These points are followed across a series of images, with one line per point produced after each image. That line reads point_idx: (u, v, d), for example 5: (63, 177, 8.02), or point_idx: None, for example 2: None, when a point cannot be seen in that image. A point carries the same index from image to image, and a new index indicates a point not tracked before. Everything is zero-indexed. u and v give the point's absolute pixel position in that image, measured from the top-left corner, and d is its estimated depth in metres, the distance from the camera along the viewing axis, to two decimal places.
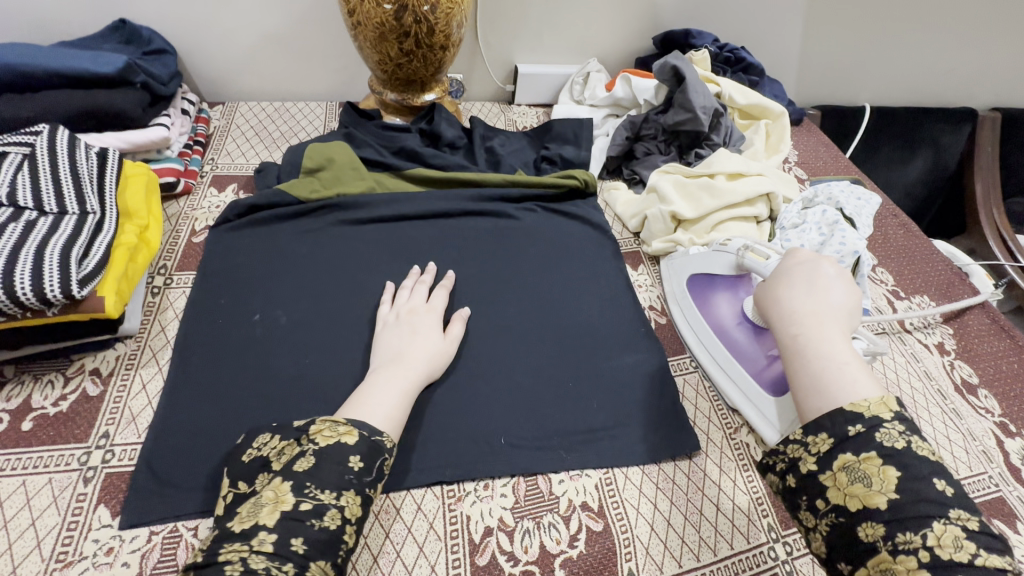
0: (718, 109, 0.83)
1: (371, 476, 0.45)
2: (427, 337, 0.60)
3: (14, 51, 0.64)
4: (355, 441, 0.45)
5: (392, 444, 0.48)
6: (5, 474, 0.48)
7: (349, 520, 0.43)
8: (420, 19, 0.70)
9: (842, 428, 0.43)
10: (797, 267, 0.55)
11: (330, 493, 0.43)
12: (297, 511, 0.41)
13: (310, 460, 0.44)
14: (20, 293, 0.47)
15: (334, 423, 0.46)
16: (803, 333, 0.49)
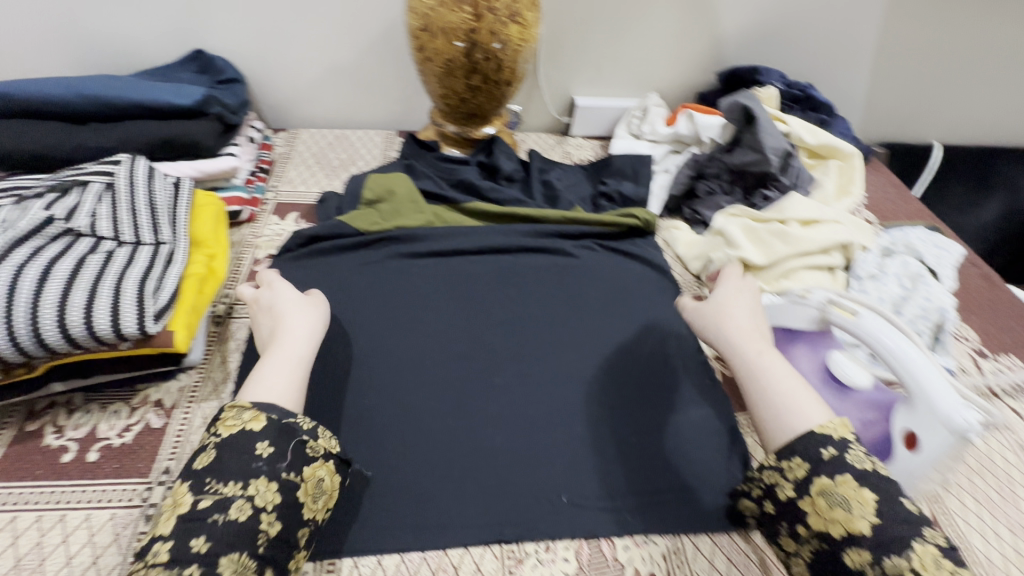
0: (789, 150, 0.80)
1: (285, 461, 0.45)
2: (292, 310, 0.58)
3: (101, 83, 0.67)
4: (262, 428, 0.46)
5: (310, 426, 0.49)
6: (69, 507, 0.48)
7: (261, 508, 0.43)
8: (490, 56, 0.70)
9: (815, 452, 0.45)
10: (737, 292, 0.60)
11: (235, 484, 0.43)
12: (196, 510, 0.42)
13: (210, 453, 0.45)
14: (98, 328, 0.47)
15: (240, 410, 0.47)
16: (761, 353, 0.53)
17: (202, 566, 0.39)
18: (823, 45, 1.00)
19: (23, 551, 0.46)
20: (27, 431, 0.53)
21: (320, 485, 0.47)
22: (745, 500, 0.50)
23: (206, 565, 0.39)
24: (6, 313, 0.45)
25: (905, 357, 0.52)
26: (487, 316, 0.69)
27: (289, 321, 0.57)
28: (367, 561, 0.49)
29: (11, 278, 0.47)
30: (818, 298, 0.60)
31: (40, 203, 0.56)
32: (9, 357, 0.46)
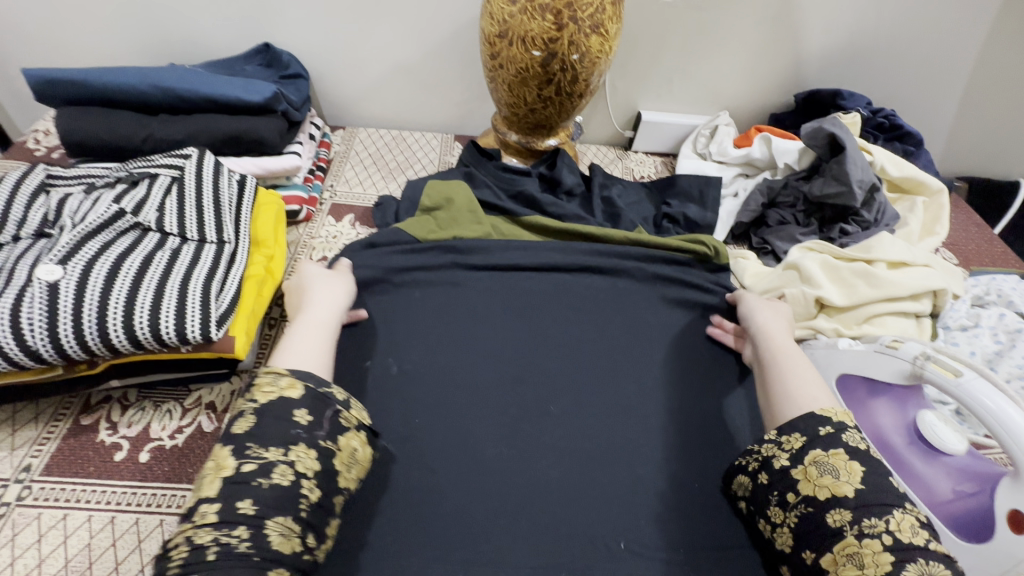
0: (875, 184, 0.75)
1: (323, 429, 0.44)
2: (320, 280, 0.59)
3: (173, 74, 0.66)
4: (299, 395, 0.44)
5: (343, 397, 0.47)
6: (120, 509, 0.47)
7: (304, 474, 0.41)
8: (567, 67, 0.67)
9: (814, 428, 0.47)
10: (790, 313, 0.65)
11: (276, 450, 0.41)
12: (240, 472, 0.40)
13: (251, 418, 0.43)
14: (163, 332, 0.46)
15: (276, 377, 0.45)
16: (784, 346, 0.58)
17: (250, 529, 0.37)
18: (909, 71, 0.94)
19: (73, 552, 0.45)
20: (82, 424, 0.52)
21: (354, 455, 0.45)
22: (738, 477, 0.51)
23: (254, 527, 0.38)
24: (74, 310, 0.45)
25: (1009, 421, 0.47)
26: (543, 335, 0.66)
27: (321, 287, 0.58)
28: None
29: (81, 273, 0.47)
30: (911, 350, 0.56)
31: (109, 194, 0.56)
32: (74, 354, 0.45)
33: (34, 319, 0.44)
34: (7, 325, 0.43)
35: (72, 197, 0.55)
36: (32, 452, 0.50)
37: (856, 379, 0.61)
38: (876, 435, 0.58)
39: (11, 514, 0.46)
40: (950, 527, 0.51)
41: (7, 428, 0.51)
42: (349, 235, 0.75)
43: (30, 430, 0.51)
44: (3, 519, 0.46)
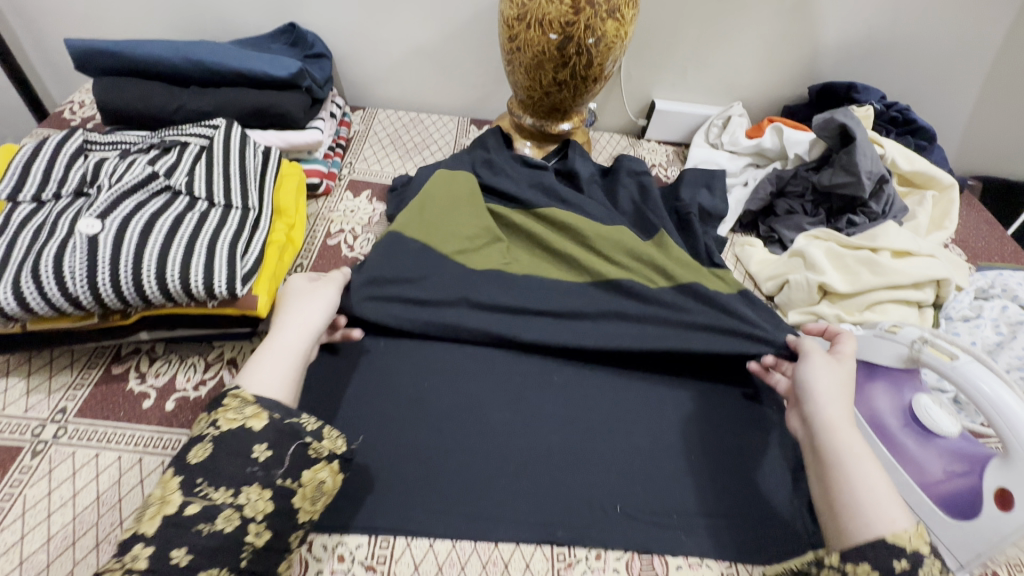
0: (884, 176, 0.75)
1: (282, 467, 0.41)
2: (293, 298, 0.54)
3: (205, 48, 0.69)
4: (262, 427, 0.42)
5: (315, 427, 0.44)
6: (146, 451, 0.51)
7: (253, 518, 0.39)
8: (583, 51, 0.68)
9: (888, 563, 0.39)
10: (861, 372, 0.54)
11: (226, 490, 0.39)
12: (181, 515, 0.38)
13: (207, 446, 0.41)
14: (192, 286, 0.49)
15: (242, 404, 0.43)
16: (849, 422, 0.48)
17: None
18: (926, 67, 0.94)
19: (104, 487, 0.48)
20: (113, 373, 0.56)
21: (321, 487, 0.43)
22: None
23: None
24: (112, 261, 0.48)
25: (1002, 405, 0.49)
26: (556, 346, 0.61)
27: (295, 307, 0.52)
28: (419, 544, 0.49)
29: (118, 228, 0.50)
30: (909, 334, 0.57)
31: (143, 158, 0.59)
32: (110, 302, 0.48)
33: (75, 268, 0.47)
34: (50, 272, 0.46)
35: (108, 160, 0.58)
36: (67, 396, 0.53)
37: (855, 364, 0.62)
38: (871, 416, 0.59)
39: (48, 451, 0.50)
40: (941, 506, 0.52)
41: (44, 373, 0.55)
42: (365, 210, 0.77)
43: (66, 376, 0.55)
44: (41, 455, 0.49)
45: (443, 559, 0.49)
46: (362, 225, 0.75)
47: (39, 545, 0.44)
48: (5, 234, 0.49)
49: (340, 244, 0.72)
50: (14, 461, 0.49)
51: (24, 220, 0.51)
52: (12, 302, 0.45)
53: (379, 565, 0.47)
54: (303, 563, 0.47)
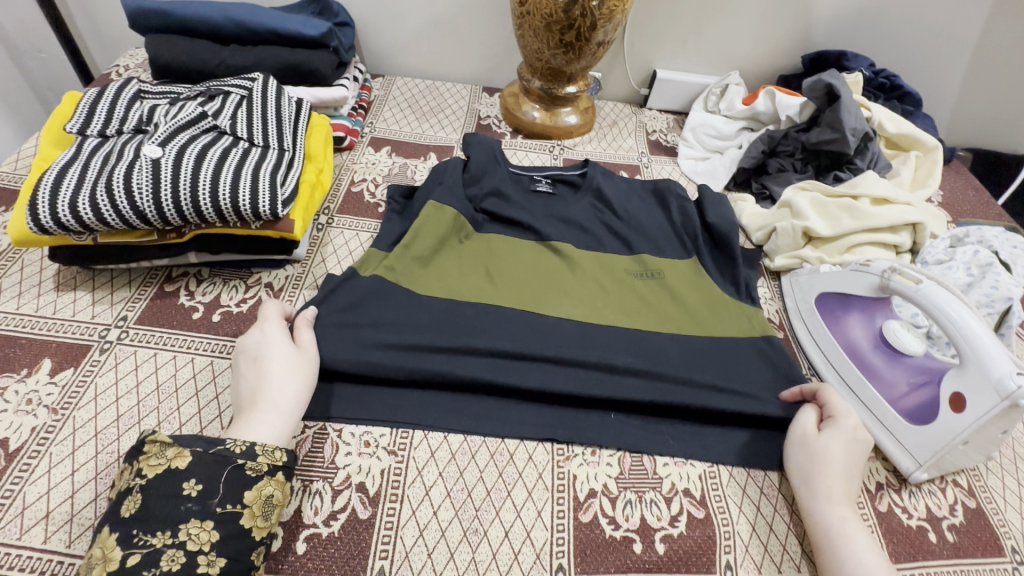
0: (868, 133, 0.81)
1: (217, 496, 0.43)
2: (271, 357, 0.53)
3: (244, 10, 0.76)
4: (187, 465, 0.43)
5: (243, 447, 0.45)
6: (198, 353, 0.58)
7: (200, 551, 0.41)
8: (586, 13, 0.74)
9: None
10: (849, 439, 0.54)
11: (164, 534, 0.41)
12: (124, 567, 0.39)
13: (136, 497, 0.42)
14: (241, 205, 0.56)
15: (163, 447, 0.44)
16: (850, 518, 0.49)
17: None
18: (918, 37, 0.99)
19: (162, 379, 0.55)
20: (165, 290, 0.63)
21: (270, 501, 0.45)
22: None
23: None
24: (172, 182, 0.55)
25: (954, 320, 0.54)
26: (556, 315, 0.66)
27: (276, 376, 0.51)
28: (435, 436, 0.56)
29: (176, 156, 0.57)
30: (881, 266, 0.62)
31: (192, 103, 0.66)
32: (171, 218, 0.55)
33: (142, 186, 0.54)
34: (121, 190, 0.53)
35: (162, 104, 0.65)
36: (128, 306, 0.61)
37: (832, 298, 0.68)
38: (846, 342, 0.65)
39: (113, 349, 0.57)
40: (905, 415, 0.58)
41: (106, 288, 0.62)
42: (386, 163, 0.84)
43: (125, 291, 0.62)
44: (107, 351, 0.56)
45: (456, 449, 0.55)
46: (382, 176, 0.82)
47: (110, 421, 0.51)
48: (79, 160, 0.57)
49: (362, 191, 0.79)
50: (85, 355, 0.56)
51: (94, 149, 0.58)
52: (90, 214, 0.53)
53: (400, 450, 0.54)
54: (333, 445, 0.54)
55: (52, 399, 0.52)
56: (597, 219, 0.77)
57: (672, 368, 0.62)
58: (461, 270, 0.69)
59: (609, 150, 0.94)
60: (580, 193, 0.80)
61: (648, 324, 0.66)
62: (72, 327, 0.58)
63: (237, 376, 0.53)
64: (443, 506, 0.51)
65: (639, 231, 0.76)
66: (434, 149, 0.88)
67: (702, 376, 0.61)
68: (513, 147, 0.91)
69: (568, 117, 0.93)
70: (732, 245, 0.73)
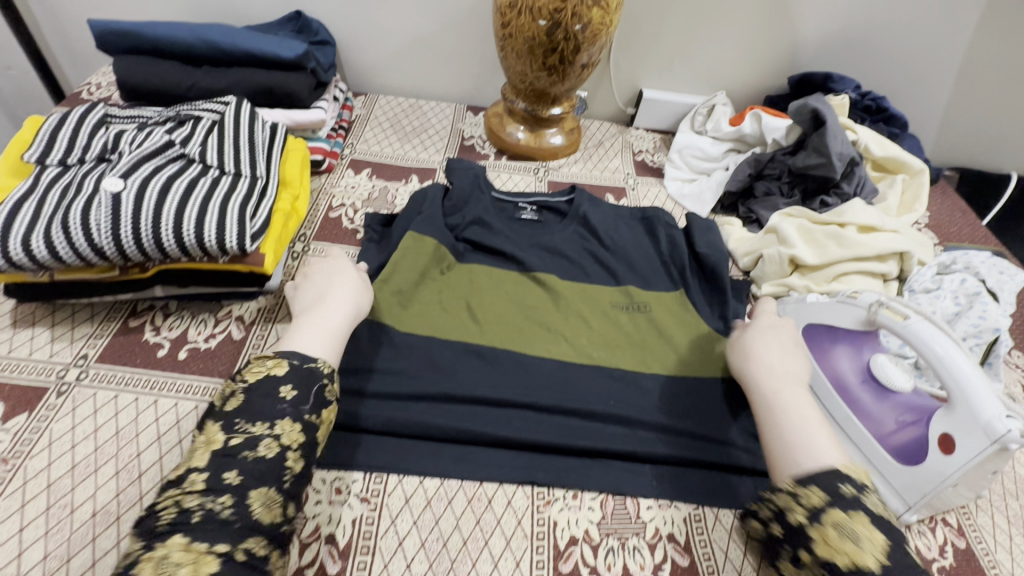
0: (854, 158, 0.80)
1: (308, 403, 0.46)
2: (343, 276, 0.60)
3: (218, 31, 0.74)
4: (285, 372, 0.47)
5: (329, 370, 0.50)
6: (162, 394, 0.55)
7: (288, 447, 0.44)
8: (570, 37, 0.73)
9: (835, 485, 0.44)
10: (766, 331, 0.60)
11: (262, 424, 0.44)
12: (228, 446, 0.42)
13: (240, 396, 0.45)
14: (206, 241, 0.54)
15: (263, 360, 0.48)
16: (784, 386, 0.54)
17: None
18: (905, 57, 0.98)
19: (123, 424, 0.52)
20: (130, 326, 0.60)
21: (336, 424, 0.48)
22: (752, 520, 0.48)
23: None
24: (133, 218, 0.52)
25: (943, 357, 0.53)
26: (537, 352, 0.64)
27: (341, 290, 0.58)
28: (411, 480, 0.54)
29: (138, 188, 0.54)
30: (868, 299, 0.61)
31: (160, 129, 0.63)
32: (131, 254, 0.53)
33: (100, 221, 0.51)
34: (78, 225, 0.51)
35: (129, 130, 0.63)
36: (89, 344, 0.58)
37: (820, 329, 0.66)
38: (833, 375, 0.63)
39: (71, 391, 0.54)
40: (893, 454, 0.57)
41: (66, 324, 0.59)
42: (365, 187, 0.82)
43: (87, 327, 0.59)
44: (65, 394, 0.54)
45: (432, 494, 0.53)
46: (362, 200, 0.80)
47: (64, 471, 0.49)
48: (35, 192, 0.54)
49: (341, 217, 0.77)
50: (41, 399, 0.53)
51: (53, 180, 0.56)
52: (44, 251, 0.50)
53: (373, 497, 0.52)
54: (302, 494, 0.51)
55: (2, 448, 0.49)
56: (583, 248, 0.75)
57: (656, 412, 0.60)
58: (441, 305, 0.66)
59: (594, 171, 0.92)
60: (565, 221, 0.78)
61: (632, 362, 0.64)
62: (27, 367, 0.55)
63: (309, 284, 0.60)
64: (417, 559, 0.48)
65: (624, 260, 0.74)
66: (416, 171, 0.86)
67: (690, 425, 0.60)
68: (497, 169, 0.89)
69: (554, 138, 0.91)
70: (721, 277, 0.72)
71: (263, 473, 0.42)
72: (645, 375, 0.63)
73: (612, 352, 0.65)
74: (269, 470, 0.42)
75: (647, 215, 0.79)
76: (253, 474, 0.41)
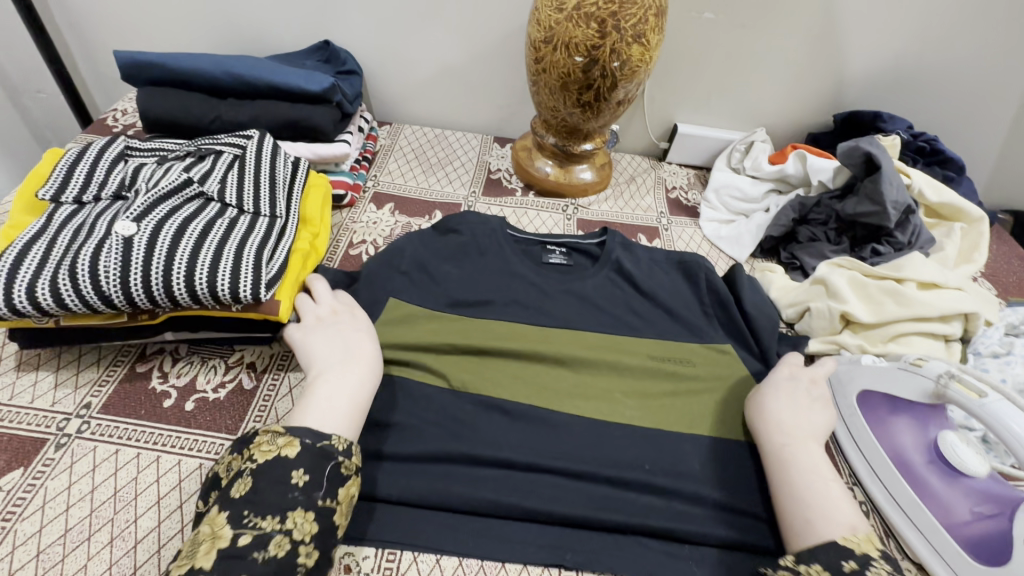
0: (910, 206, 0.74)
1: (322, 489, 0.43)
2: (367, 331, 0.57)
3: (244, 62, 0.72)
4: (296, 455, 0.43)
5: (344, 445, 0.46)
6: (164, 451, 0.51)
7: (300, 540, 0.41)
8: (607, 74, 0.69)
9: (836, 561, 0.42)
10: (783, 382, 0.59)
11: (272, 518, 0.41)
12: (236, 546, 0.39)
13: (247, 482, 0.42)
14: (219, 290, 0.51)
15: (274, 437, 0.44)
16: (800, 447, 0.52)
17: None
18: (959, 94, 0.93)
19: (121, 484, 0.49)
20: (137, 371, 0.57)
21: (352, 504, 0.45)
22: None
23: None
24: (144, 265, 0.50)
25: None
26: (566, 411, 0.59)
27: (365, 342, 0.56)
28: (427, 558, 0.49)
29: (152, 232, 0.52)
30: (935, 369, 0.55)
31: (180, 165, 0.61)
32: (140, 303, 0.50)
33: (110, 268, 0.49)
34: (87, 272, 0.48)
35: (148, 164, 0.61)
36: (93, 392, 0.55)
37: (876, 397, 0.60)
38: (894, 450, 0.57)
39: (71, 445, 0.51)
40: (967, 548, 0.50)
41: (71, 369, 0.57)
42: (388, 222, 0.78)
43: (91, 372, 0.57)
44: (64, 448, 0.50)
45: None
46: (383, 236, 0.76)
47: (56, 537, 0.45)
48: (46, 234, 0.52)
49: (362, 254, 0.73)
50: (38, 453, 0.50)
51: (65, 221, 0.53)
52: (49, 300, 0.47)
53: None
54: None
55: None
56: (615, 294, 0.70)
57: (698, 482, 0.55)
58: (463, 355, 0.62)
59: (625, 209, 0.88)
60: (597, 265, 0.73)
61: (669, 425, 0.59)
62: (26, 417, 0.52)
63: (329, 330, 0.56)
64: None
65: (659, 308, 0.69)
66: (440, 206, 0.82)
67: (735, 499, 0.54)
68: (524, 206, 0.85)
69: (584, 174, 0.88)
70: (766, 331, 0.66)
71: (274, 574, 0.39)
72: (684, 441, 0.58)
73: (648, 412, 0.60)
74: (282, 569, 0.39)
75: (683, 257, 0.74)
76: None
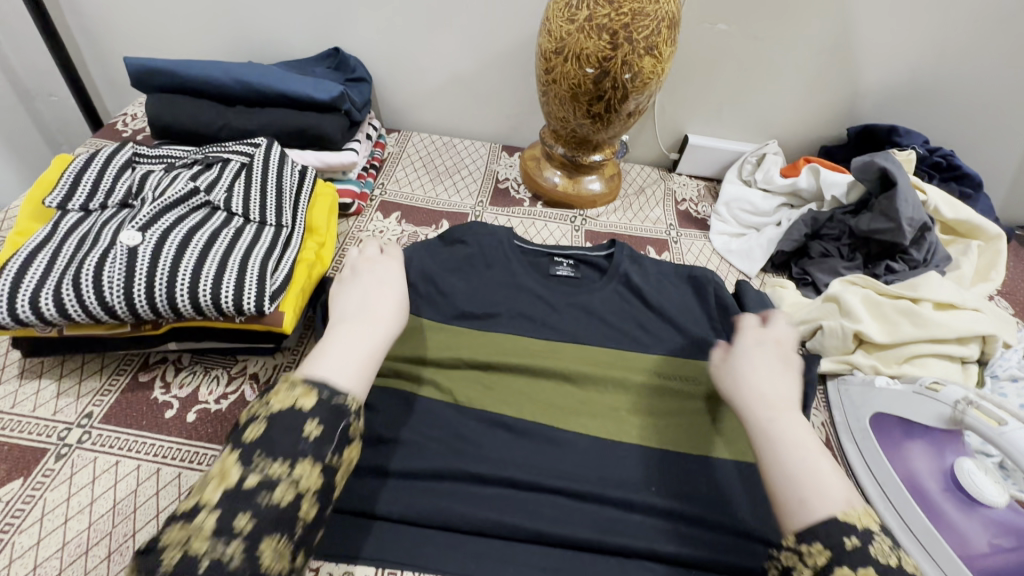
0: (926, 223, 0.73)
1: (332, 445, 0.41)
2: (397, 285, 0.57)
3: (255, 70, 0.72)
4: (313, 405, 0.41)
5: (356, 405, 0.44)
6: (164, 463, 0.51)
7: (306, 491, 0.39)
8: (618, 86, 0.69)
9: (834, 538, 0.38)
10: (751, 348, 0.55)
11: (282, 463, 0.38)
12: (240, 487, 0.37)
13: (261, 424, 0.40)
14: (223, 301, 0.50)
15: (292, 386, 0.42)
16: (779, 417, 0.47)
17: None
18: (977, 109, 0.91)
19: (120, 496, 0.48)
20: (139, 381, 0.57)
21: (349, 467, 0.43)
22: None
23: None
24: (148, 275, 0.49)
25: None
26: (571, 429, 0.58)
27: (393, 294, 0.55)
28: None
29: (157, 241, 0.52)
30: (953, 395, 0.54)
31: (187, 173, 0.61)
32: (144, 314, 0.50)
33: (114, 278, 0.48)
34: (90, 283, 0.48)
35: (155, 171, 0.60)
36: (94, 401, 0.55)
37: (891, 421, 0.59)
38: (908, 475, 0.56)
39: (71, 455, 0.50)
40: None
41: (74, 378, 0.56)
42: (394, 231, 0.78)
43: (94, 381, 0.56)
44: (64, 458, 0.50)
45: None
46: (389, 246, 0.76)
47: (53, 551, 0.44)
48: (51, 242, 0.51)
49: None
50: (37, 463, 0.49)
51: (71, 229, 0.53)
52: (53, 311, 0.47)
53: None
54: None
55: None
56: (623, 308, 0.69)
57: (706, 505, 0.53)
58: (468, 370, 0.61)
59: (634, 221, 0.87)
60: (605, 278, 0.72)
61: (676, 445, 0.58)
62: (28, 425, 0.52)
63: (360, 283, 0.56)
64: None
65: (667, 323, 0.68)
66: (447, 216, 0.82)
67: (745, 524, 0.52)
68: (532, 216, 0.84)
69: (593, 184, 0.87)
70: None
71: (278, 520, 0.37)
72: (691, 462, 0.56)
73: (654, 431, 0.58)
74: (284, 517, 0.37)
75: (692, 272, 0.73)
76: (268, 519, 0.36)
